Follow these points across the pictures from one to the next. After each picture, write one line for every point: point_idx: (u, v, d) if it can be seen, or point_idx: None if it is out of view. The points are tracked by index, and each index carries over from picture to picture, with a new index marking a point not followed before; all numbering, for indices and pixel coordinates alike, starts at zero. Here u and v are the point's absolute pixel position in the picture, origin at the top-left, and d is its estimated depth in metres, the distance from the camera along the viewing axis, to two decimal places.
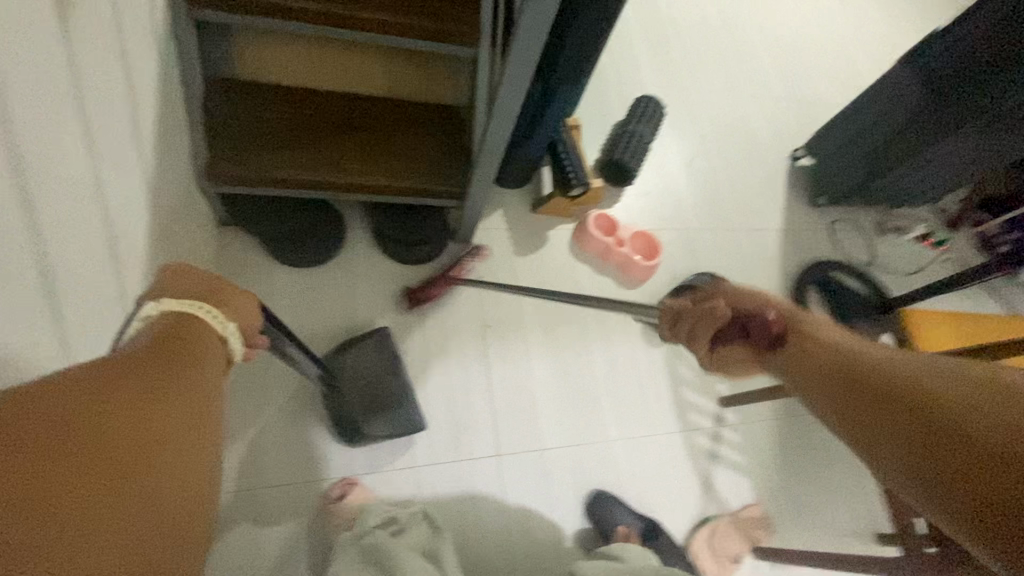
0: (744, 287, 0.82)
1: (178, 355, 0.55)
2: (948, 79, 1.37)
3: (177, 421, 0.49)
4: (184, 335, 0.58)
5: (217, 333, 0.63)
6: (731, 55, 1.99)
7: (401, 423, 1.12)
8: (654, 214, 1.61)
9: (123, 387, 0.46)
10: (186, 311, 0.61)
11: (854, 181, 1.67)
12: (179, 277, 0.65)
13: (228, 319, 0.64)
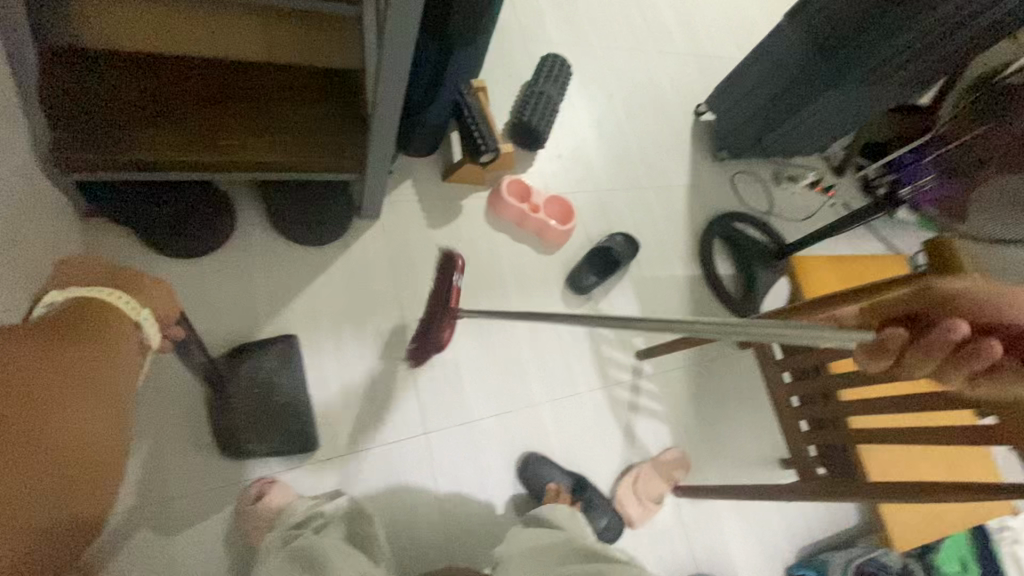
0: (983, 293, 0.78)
1: (79, 337, 0.58)
2: (827, 33, 1.45)
3: (62, 391, 0.53)
4: (97, 316, 0.62)
5: (131, 318, 0.65)
6: (634, 11, 1.99)
7: (294, 438, 1.07)
8: (567, 176, 1.61)
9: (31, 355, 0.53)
10: (87, 298, 0.63)
11: (750, 135, 1.76)
12: (72, 266, 0.66)
13: (142, 306, 0.66)
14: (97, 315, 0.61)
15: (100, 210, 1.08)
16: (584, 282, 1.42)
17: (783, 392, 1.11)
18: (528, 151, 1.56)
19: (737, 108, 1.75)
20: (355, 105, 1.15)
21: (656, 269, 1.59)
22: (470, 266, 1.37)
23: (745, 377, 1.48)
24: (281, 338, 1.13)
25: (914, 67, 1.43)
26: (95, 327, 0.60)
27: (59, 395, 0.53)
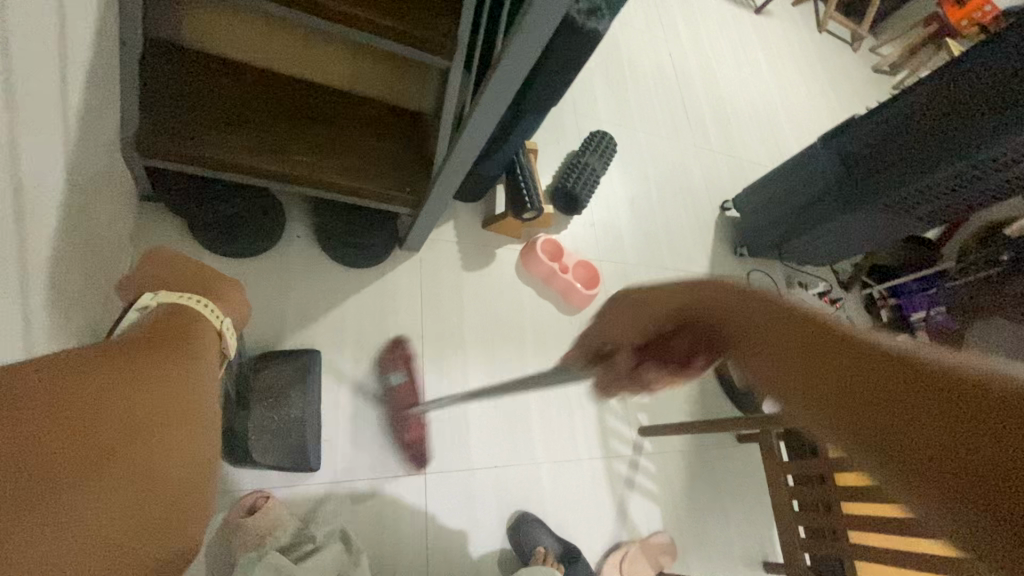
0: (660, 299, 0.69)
1: (174, 342, 0.57)
2: (857, 163, 1.57)
3: (163, 403, 0.48)
4: (186, 325, 0.62)
5: (215, 329, 0.67)
6: (677, 107, 2.16)
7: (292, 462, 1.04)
8: (597, 244, 1.67)
9: (127, 371, 0.47)
10: (182, 304, 0.65)
11: (773, 237, 1.85)
12: (159, 259, 0.70)
13: (223, 315, 0.69)
14: (199, 329, 0.63)
15: (162, 198, 1.11)
16: None
17: (783, 495, 1.12)
18: (565, 214, 1.64)
19: (765, 211, 1.85)
20: (423, 145, 1.21)
21: None
22: (495, 314, 1.40)
23: (739, 470, 1.49)
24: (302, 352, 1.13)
25: (933, 207, 1.52)
26: (194, 331, 0.62)
27: (183, 393, 0.52)
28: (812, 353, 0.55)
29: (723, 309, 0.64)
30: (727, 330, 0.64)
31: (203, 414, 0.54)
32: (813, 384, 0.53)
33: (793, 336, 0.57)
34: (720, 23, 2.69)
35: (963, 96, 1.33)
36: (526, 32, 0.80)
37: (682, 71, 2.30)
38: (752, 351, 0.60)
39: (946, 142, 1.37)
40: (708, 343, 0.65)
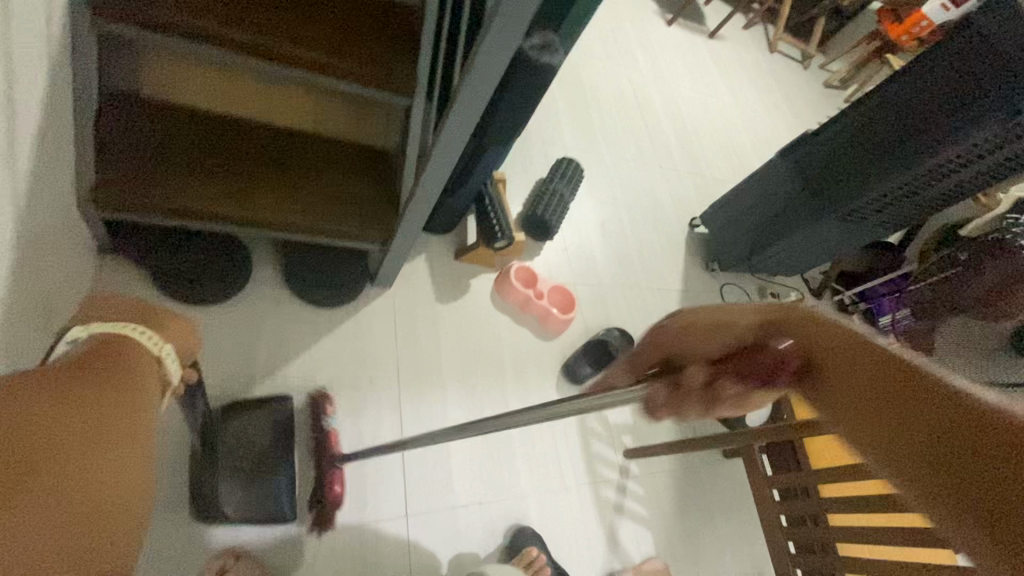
0: (717, 317, 0.61)
1: (115, 365, 0.55)
2: (819, 173, 1.62)
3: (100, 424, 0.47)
4: (124, 350, 0.59)
5: (154, 355, 0.63)
6: (641, 131, 2.22)
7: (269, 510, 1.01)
8: (571, 268, 1.68)
9: (70, 393, 0.47)
10: (120, 331, 0.60)
11: (742, 251, 1.89)
12: (103, 301, 0.65)
13: (165, 343, 0.64)
14: (136, 359, 0.59)
15: (123, 248, 1.09)
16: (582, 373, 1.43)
17: (771, 511, 1.11)
18: (537, 241, 1.65)
19: (731, 226, 1.89)
20: (391, 181, 1.22)
21: None
22: (472, 345, 1.39)
23: (728, 488, 1.48)
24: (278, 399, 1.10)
25: (890, 212, 1.57)
26: (131, 360, 0.58)
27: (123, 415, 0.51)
28: (834, 364, 0.52)
29: (790, 329, 0.57)
30: (816, 356, 0.54)
31: (133, 445, 0.50)
32: (838, 395, 0.50)
33: (853, 367, 0.50)
34: (676, 50, 2.81)
35: (914, 104, 1.39)
36: (478, 65, 0.81)
37: (643, 96, 2.38)
38: (823, 374, 0.53)
39: (902, 150, 1.42)
40: (784, 359, 0.55)
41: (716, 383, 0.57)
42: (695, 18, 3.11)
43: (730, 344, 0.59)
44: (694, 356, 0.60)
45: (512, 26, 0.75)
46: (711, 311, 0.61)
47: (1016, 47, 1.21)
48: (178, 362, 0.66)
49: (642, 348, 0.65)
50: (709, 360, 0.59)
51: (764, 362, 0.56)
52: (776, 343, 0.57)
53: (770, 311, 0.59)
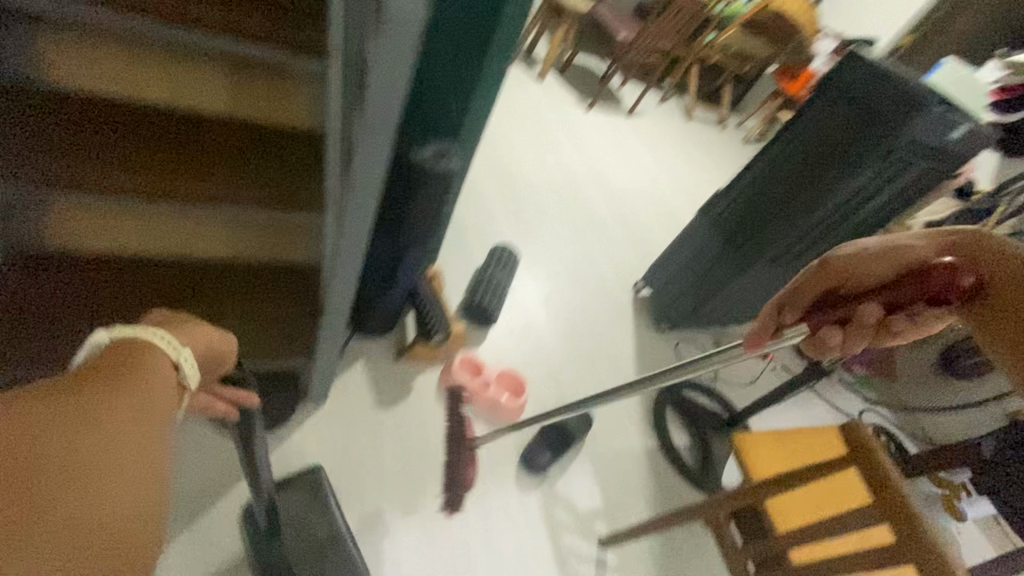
0: (881, 253, 0.74)
1: (117, 374, 0.52)
2: (737, 227, 1.67)
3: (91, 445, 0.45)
4: (131, 356, 0.55)
5: (170, 358, 0.58)
6: (574, 209, 2.34)
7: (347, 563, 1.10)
8: (519, 350, 1.68)
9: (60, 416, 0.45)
10: (136, 338, 0.57)
11: (686, 311, 1.90)
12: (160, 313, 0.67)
13: (181, 345, 0.60)
14: (162, 369, 0.56)
15: None
16: (538, 462, 1.37)
17: None
18: (480, 328, 1.65)
19: (669, 288, 1.93)
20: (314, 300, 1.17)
21: (613, 442, 1.55)
22: (418, 450, 1.33)
23: (711, 562, 1.39)
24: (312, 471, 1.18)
25: (813, 254, 1.63)
26: (146, 369, 0.54)
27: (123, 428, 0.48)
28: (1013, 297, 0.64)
29: (991, 258, 0.67)
30: (993, 286, 0.66)
31: (133, 459, 0.47)
32: (1007, 325, 0.65)
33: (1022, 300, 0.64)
34: (599, 130, 3.04)
35: (804, 154, 1.48)
36: (364, 159, 0.83)
37: (572, 177, 2.53)
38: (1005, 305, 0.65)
39: (806, 194, 1.51)
40: (950, 286, 0.64)
41: (886, 321, 0.69)
42: (611, 101, 3.40)
43: (879, 279, 0.73)
44: (869, 293, 0.70)
45: (388, 118, 0.79)
46: (892, 243, 0.74)
47: (873, 97, 1.34)
48: (196, 364, 0.61)
49: (807, 278, 0.77)
50: (881, 302, 0.68)
51: (936, 282, 0.65)
52: (940, 268, 0.65)
53: (960, 241, 0.72)
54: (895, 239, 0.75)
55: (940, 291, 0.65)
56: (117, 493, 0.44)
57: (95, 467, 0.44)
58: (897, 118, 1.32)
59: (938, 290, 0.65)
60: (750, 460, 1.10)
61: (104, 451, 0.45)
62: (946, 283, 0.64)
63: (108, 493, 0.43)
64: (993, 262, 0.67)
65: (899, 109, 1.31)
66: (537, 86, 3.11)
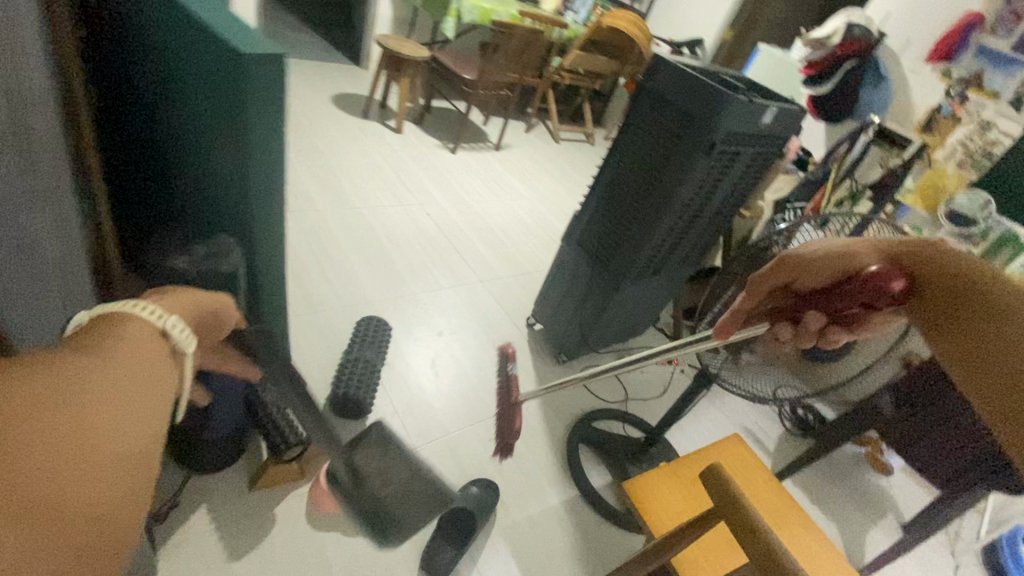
0: (830, 251, 0.71)
1: (108, 338, 0.42)
2: (599, 245, 1.61)
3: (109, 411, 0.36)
4: (116, 319, 0.45)
5: (154, 326, 0.47)
6: (451, 257, 2.26)
7: (429, 499, 1.34)
8: (408, 430, 1.50)
9: (58, 382, 0.35)
10: (119, 307, 0.46)
11: (576, 338, 1.81)
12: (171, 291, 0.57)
13: (169, 313, 0.48)
14: (139, 331, 0.44)
15: None
16: (440, 562, 1.20)
17: None
18: (355, 419, 1.46)
19: (557, 318, 1.84)
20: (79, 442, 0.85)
21: (526, 507, 1.43)
22: None
23: None
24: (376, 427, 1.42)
25: (674, 253, 1.61)
26: (135, 331, 0.44)
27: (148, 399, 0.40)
28: (938, 296, 0.64)
29: (931, 260, 0.66)
30: (924, 288, 0.66)
31: (147, 434, 0.38)
32: (939, 323, 0.64)
33: (952, 304, 0.63)
34: (468, 171, 3.02)
35: (640, 163, 1.44)
36: None
37: (444, 224, 2.46)
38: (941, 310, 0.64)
39: (651, 202, 1.44)
40: (885, 291, 0.67)
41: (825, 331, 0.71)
42: (476, 139, 3.41)
43: (832, 275, 0.71)
44: (814, 299, 0.72)
45: None
46: (835, 244, 0.71)
47: (684, 95, 1.31)
48: (190, 331, 0.49)
49: (761, 273, 0.75)
50: (823, 310, 0.71)
51: (871, 290, 0.68)
52: (881, 277, 0.68)
53: (895, 244, 0.70)
54: (846, 239, 0.72)
55: (868, 294, 0.68)
56: (110, 430, 0.35)
57: (95, 429, 0.35)
58: (710, 112, 1.27)
59: (867, 294, 0.68)
60: (656, 524, 0.99)
61: (113, 422, 0.36)
62: (874, 286, 0.68)
63: (80, 459, 0.33)
64: (936, 268, 0.65)
65: (709, 102, 1.27)
66: (396, 137, 3.03)
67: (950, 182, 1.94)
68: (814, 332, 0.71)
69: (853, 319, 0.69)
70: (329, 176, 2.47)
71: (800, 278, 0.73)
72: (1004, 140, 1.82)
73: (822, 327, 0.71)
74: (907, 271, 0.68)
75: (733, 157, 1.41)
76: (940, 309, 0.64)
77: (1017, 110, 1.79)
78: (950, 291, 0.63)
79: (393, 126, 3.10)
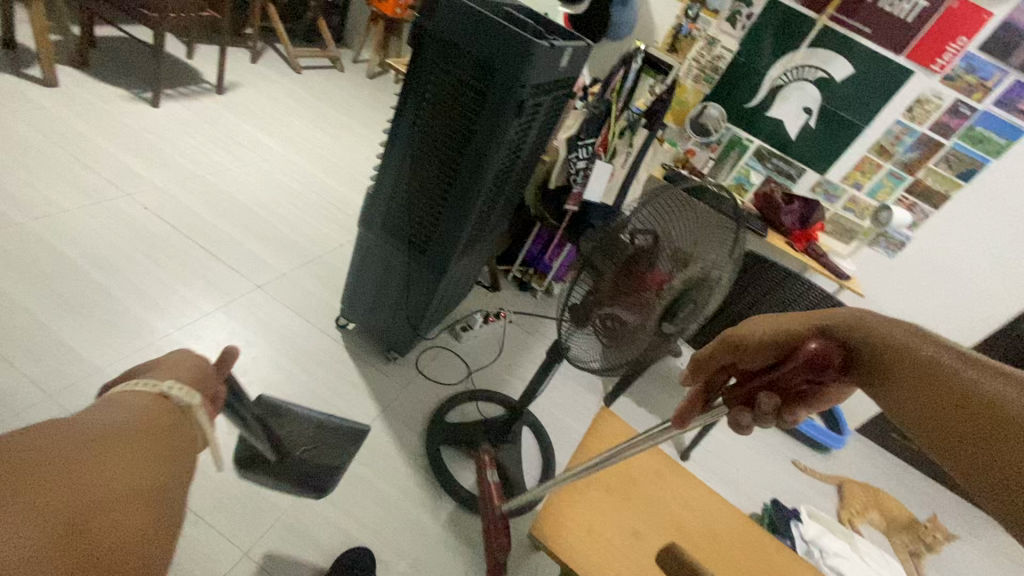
0: (758, 325, 0.60)
1: (120, 403, 0.53)
2: (412, 229, 1.34)
3: (132, 442, 0.48)
4: (128, 400, 0.54)
5: (156, 392, 0.56)
6: (206, 263, 1.70)
7: (349, 434, 1.36)
8: (226, 531, 1.13)
9: (87, 428, 0.46)
10: (140, 387, 0.56)
11: (404, 336, 1.57)
12: (165, 361, 0.62)
13: (167, 379, 0.58)
14: (147, 400, 0.55)
15: None
16: None
17: None
18: None
19: (376, 317, 1.57)
20: None
21: (405, 550, 1.26)
22: None
23: None
24: (265, 401, 1.32)
25: (491, 222, 1.45)
26: (138, 399, 0.54)
27: (171, 435, 0.53)
28: (893, 366, 0.47)
29: (886, 333, 0.49)
30: (883, 358, 0.48)
31: (169, 460, 0.50)
32: (917, 407, 0.44)
33: (919, 381, 0.44)
34: (191, 129, 2.26)
35: (441, 127, 1.18)
36: None
37: (180, 218, 1.82)
38: (904, 387, 0.45)
39: (464, 174, 1.21)
40: (820, 361, 0.53)
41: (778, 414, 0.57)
42: (187, 81, 2.55)
43: (764, 354, 0.59)
44: (754, 376, 0.60)
45: None
46: (767, 315, 0.60)
47: (479, 39, 1.06)
48: (189, 388, 0.59)
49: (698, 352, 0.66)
50: (769, 386, 0.58)
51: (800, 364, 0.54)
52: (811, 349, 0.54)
53: (816, 315, 0.56)
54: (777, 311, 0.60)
55: (811, 371, 0.54)
56: (116, 460, 0.45)
57: (127, 450, 0.46)
58: (514, 62, 1.05)
59: (808, 372, 0.54)
60: (581, 558, 0.92)
61: (138, 445, 0.48)
62: (815, 366, 0.53)
63: (134, 464, 0.46)
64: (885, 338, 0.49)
65: (511, 49, 1.04)
66: (49, 92, 2.05)
67: (689, 97, 2.18)
68: (770, 416, 0.59)
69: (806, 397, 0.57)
70: None
71: (739, 362, 0.61)
72: (727, 54, 2.06)
73: (777, 409, 0.59)
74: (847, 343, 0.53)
75: (539, 109, 1.24)
76: (903, 391, 0.45)
77: (733, 27, 2.02)
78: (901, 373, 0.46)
79: (42, 78, 2.07)
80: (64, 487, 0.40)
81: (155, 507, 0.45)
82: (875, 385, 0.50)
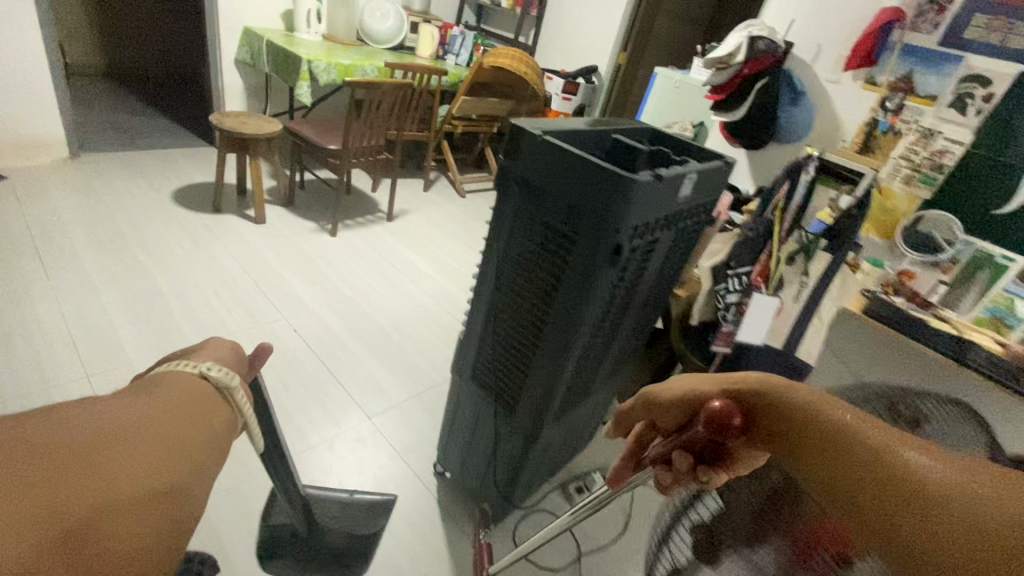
0: (682, 392, 0.65)
1: (159, 388, 0.49)
2: (499, 385, 1.15)
3: (165, 430, 0.43)
4: (171, 387, 0.49)
5: (192, 373, 0.52)
6: (328, 388, 1.74)
7: (372, 506, 1.31)
8: None
9: (98, 417, 0.42)
10: (179, 370, 0.52)
11: (499, 504, 1.32)
12: (202, 347, 0.58)
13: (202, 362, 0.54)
14: (185, 383, 0.51)
15: None
16: None
17: None
18: None
19: (468, 472, 1.36)
20: None
21: None
22: None
23: None
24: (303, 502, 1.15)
25: (598, 373, 1.18)
26: (174, 386, 0.50)
27: (206, 422, 0.47)
28: (786, 427, 0.50)
29: (779, 392, 0.53)
30: (779, 413, 0.52)
31: (202, 445, 0.45)
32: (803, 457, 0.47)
33: (805, 432, 0.48)
34: (354, 254, 2.52)
35: (524, 274, 1.00)
36: None
37: (320, 339, 1.94)
38: (793, 436, 0.49)
39: (549, 330, 0.99)
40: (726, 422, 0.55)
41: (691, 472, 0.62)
42: (364, 211, 2.93)
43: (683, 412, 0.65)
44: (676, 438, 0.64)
45: None
46: (688, 379, 0.65)
47: (563, 180, 0.88)
48: (225, 368, 0.54)
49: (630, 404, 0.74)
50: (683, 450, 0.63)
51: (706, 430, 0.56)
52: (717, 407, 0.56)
53: (725, 379, 0.60)
54: (693, 375, 0.66)
55: (712, 431, 0.56)
56: (133, 457, 0.40)
57: (143, 440, 0.41)
58: (605, 205, 0.84)
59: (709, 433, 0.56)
60: None
61: (162, 434, 0.43)
62: (716, 426, 0.55)
63: (152, 456, 0.41)
64: (779, 400, 0.53)
65: (600, 188, 0.84)
66: (258, 227, 2.50)
67: (900, 204, 1.62)
68: (688, 473, 0.62)
69: (715, 459, 0.60)
70: (156, 304, 1.90)
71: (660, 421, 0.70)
72: (955, 147, 1.52)
73: (692, 468, 0.62)
74: (750, 407, 0.56)
75: (651, 248, 0.98)
76: (793, 445, 0.49)
77: (963, 113, 1.50)
78: (791, 423, 0.50)
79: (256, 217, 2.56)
80: (67, 480, 0.36)
81: (180, 497, 0.41)
82: (768, 440, 0.53)
